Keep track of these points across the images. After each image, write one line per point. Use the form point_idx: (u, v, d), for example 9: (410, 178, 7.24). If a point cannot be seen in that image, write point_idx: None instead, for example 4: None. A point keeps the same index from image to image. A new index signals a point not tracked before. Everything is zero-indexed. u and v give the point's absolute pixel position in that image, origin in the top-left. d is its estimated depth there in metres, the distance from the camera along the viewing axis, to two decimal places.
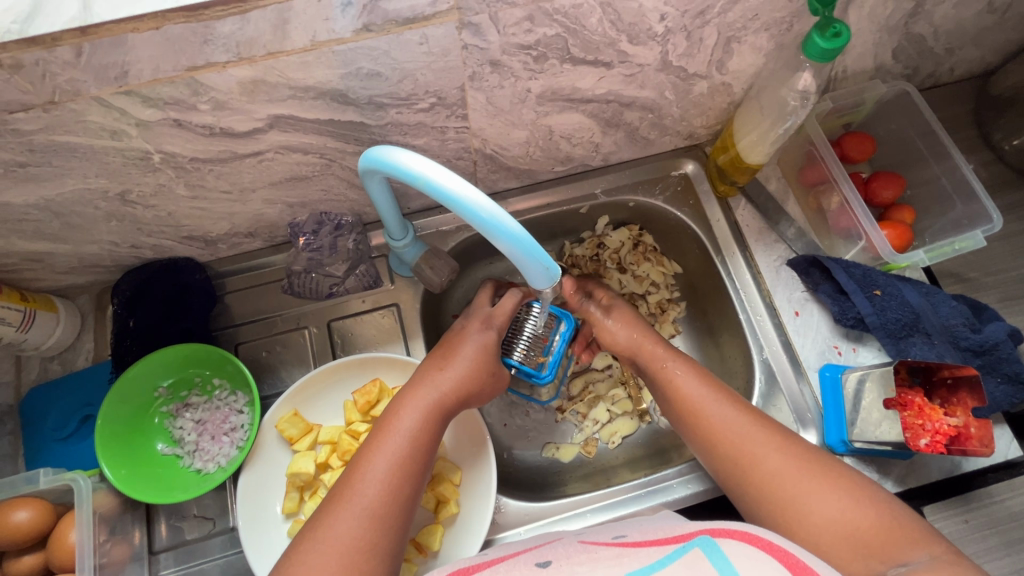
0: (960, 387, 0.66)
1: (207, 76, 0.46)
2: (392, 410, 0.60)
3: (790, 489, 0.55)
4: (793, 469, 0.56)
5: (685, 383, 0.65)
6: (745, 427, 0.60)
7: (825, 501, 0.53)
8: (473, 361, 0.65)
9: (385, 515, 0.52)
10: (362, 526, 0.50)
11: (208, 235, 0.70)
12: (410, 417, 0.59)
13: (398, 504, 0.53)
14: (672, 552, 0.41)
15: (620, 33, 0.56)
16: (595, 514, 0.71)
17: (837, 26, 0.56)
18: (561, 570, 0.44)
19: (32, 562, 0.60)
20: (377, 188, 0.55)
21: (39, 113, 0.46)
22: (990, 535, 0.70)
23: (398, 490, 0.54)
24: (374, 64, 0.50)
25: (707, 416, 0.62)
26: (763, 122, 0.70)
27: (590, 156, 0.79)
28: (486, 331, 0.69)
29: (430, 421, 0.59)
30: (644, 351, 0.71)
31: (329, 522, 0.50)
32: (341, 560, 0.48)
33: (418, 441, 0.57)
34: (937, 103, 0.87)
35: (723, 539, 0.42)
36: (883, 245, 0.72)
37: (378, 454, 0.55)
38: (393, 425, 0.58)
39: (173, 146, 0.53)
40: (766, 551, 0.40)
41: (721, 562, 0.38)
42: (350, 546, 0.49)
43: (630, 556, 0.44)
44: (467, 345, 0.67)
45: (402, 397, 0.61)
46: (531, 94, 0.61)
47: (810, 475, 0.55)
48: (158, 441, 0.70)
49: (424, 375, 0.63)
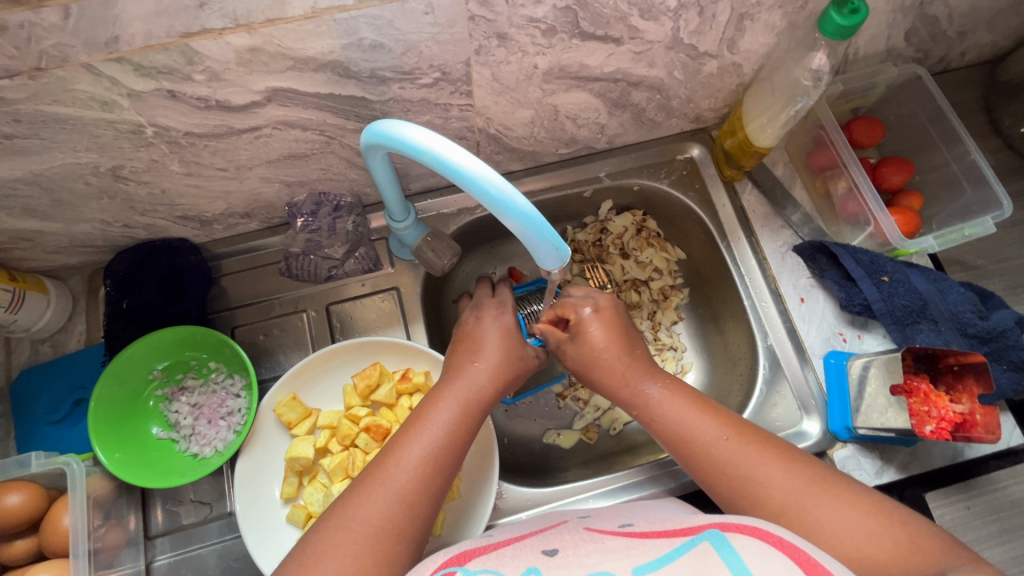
0: (966, 374, 0.66)
1: (202, 44, 0.44)
2: (430, 397, 0.58)
3: (801, 516, 0.48)
4: (802, 492, 0.49)
5: (670, 409, 0.58)
6: (745, 455, 0.52)
7: (837, 520, 0.47)
8: (503, 347, 0.64)
9: (415, 499, 0.50)
10: (394, 511, 0.49)
11: (203, 215, 0.68)
12: (447, 407, 0.56)
13: (429, 492, 0.51)
14: (681, 546, 0.41)
15: (632, 6, 0.54)
16: (597, 499, 0.71)
17: (855, 2, 0.55)
18: (568, 561, 0.43)
19: (24, 547, 0.58)
20: (378, 165, 0.53)
21: (25, 80, 0.43)
22: (992, 522, 0.70)
23: (431, 479, 0.52)
24: (377, 35, 0.48)
25: (702, 446, 0.54)
26: (773, 104, 0.69)
27: (595, 138, 0.77)
28: (502, 315, 0.68)
29: (467, 417, 0.56)
30: (609, 379, 0.62)
31: (362, 501, 0.49)
32: (366, 539, 0.47)
33: (456, 434, 0.55)
34: (947, 88, 0.86)
35: (734, 534, 0.40)
36: (892, 230, 0.71)
37: (414, 439, 0.53)
38: (428, 415, 0.55)
39: (167, 119, 0.51)
40: (778, 547, 0.39)
41: (730, 557, 0.38)
42: (381, 528, 0.48)
43: (638, 548, 0.43)
44: (488, 334, 0.65)
45: (440, 387, 0.59)
46: (537, 70, 0.59)
47: (820, 499, 0.48)
48: (154, 425, 0.68)
49: (456, 367, 0.61)
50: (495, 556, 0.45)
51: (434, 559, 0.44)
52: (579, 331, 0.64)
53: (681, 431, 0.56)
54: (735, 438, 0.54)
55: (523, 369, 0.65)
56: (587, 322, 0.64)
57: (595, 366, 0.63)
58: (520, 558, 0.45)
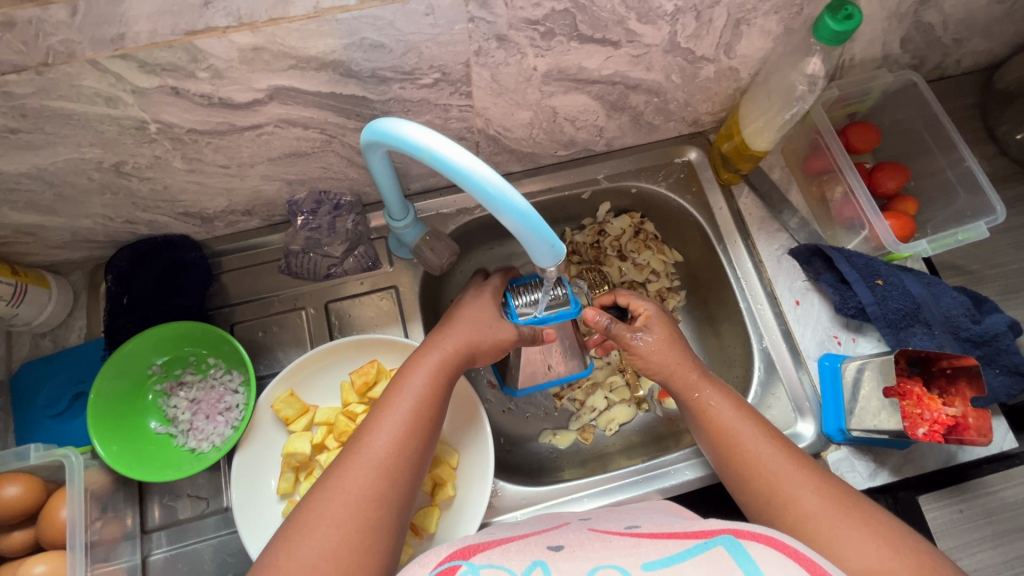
0: (959, 377, 0.66)
1: (206, 42, 0.45)
2: (403, 369, 0.59)
3: (824, 524, 0.52)
4: (831, 505, 0.53)
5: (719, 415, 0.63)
6: (783, 459, 0.58)
7: (857, 536, 0.50)
8: (475, 322, 0.64)
9: (394, 468, 0.51)
10: (373, 480, 0.50)
11: (204, 212, 0.69)
12: (419, 377, 0.58)
13: (406, 459, 0.52)
14: (692, 547, 0.41)
15: (630, 10, 0.55)
16: (592, 499, 0.71)
17: (849, 8, 0.56)
18: (574, 554, 0.44)
19: (22, 539, 0.59)
20: (378, 163, 0.54)
21: (32, 75, 0.44)
22: (985, 525, 0.71)
23: (408, 443, 0.53)
24: (378, 35, 0.49)
25: (743, 439, 0.60)
26: (770, 108, 0.69)
27: (593, 141, 0.78)
28: (478, 296, 0.68)
29: (438, 383, 0.58)
30: (677, 376, 0.67)
31: (341, 473, 0.50)
32: (347, 508, 0.48)
33: (428, 403, 0.56)
34: (942, 94, 0.87)
35: (749, 541, 0.41)
36: (886, 235, 0.72)
37: (388, 411, 0.55)
38: (401, 385, 0.57)
39: (170, 116, 0.52)
40: (794, 559, 0.40)
41: (746, 563, 0.38)
42: (362, 495, 0.49)
43: (647, 546, 0.44)
44: (465, 309, 0.66)
45: (414, 358, 0.60)
46: (536, 72, 0.60)
47: (844, 515, 0.52)
48: (152, 419, 0.69)
49: (429, 339, 0.62)
50: (500, 552, 0.45)
51: (439, 550, 0.44)
52: (650, 326, 0.70)
53: (726, 435, 0.62)
54: (777, 440, 0.60)
55: (500, 341, 0.64)
56: (656, 321, 0.71)
57: (666, 359, 0.68)
58: (525, 553, 0.45)
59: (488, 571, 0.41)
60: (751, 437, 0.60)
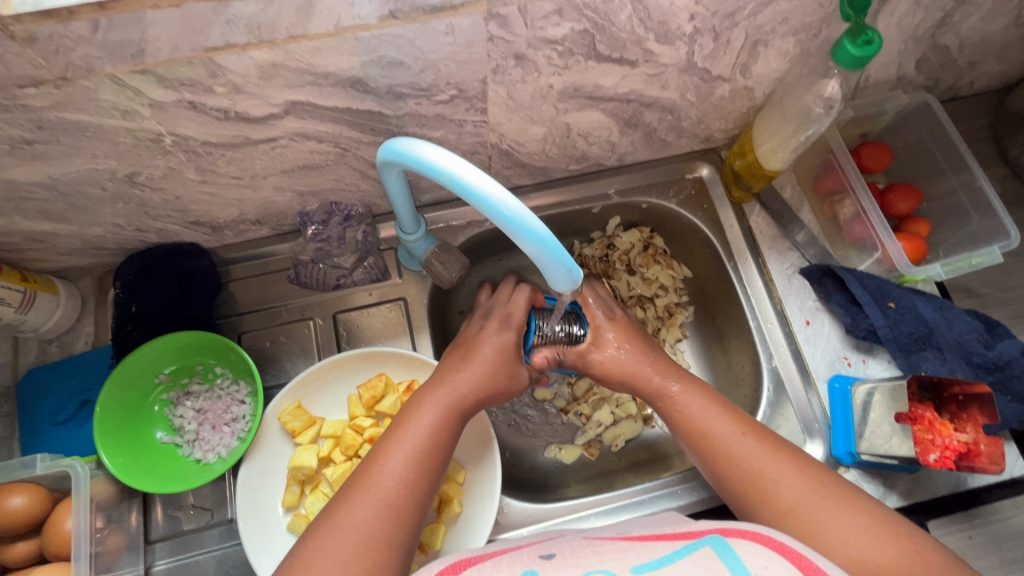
0: (971, 403, 0.66)
1: (225, 58, 0.45)
2: (410, 405, 0.59)
3: (805, 517, 0.52)
4: (813, 497, 0.53)
5: (693, 411, 0.63)
6: (761, 450, 0.58)
7: (845, 526, 0.51)
8: (491, 362, 0.63)
9: (401, 505, 0.51)
10: (381, 518, 0.50)
11: (215, 221, 0.69)
12: (428, 413, 0.57)
13: (414, 497, 0.52)
14: (681, 549, 0.41)
15: (649, 31, 0.55)
16: (598, 517, 0.70)
17: (869, 33, 0.56)
18: (566, 563, 0.44)
19: (26, 549, 0.58)
20: (393, 181, 0.54)
21: (50, 89, 0.44)
22: (995, 552, 0.70)
23: (415, 483, 0.53)
24: (397, 53, 0.49)
25: (718, 439, 0.60)
26: (784, 128, 0.69)
27: (605, 156, 0.77)
28: (504, 332, 0.66)
29: (448, 421, 0.58)
30: (637, 383, 0.68)
31: (348, 510, 0.50)
32: (355, 548, 0.47)
33: (436, 437, 0.56)
34: (956, 115, 0.86)
35: (735, 540, 0.42)
36: (899, 257, 0.71)
37: (397, 447, 0.54)
38: (409, 421, 0.57)
39: (186, 129, 0.52)
40: (779, 552, 0.40)
41: (733, 561, 0.38)
42: (368, 535, 0.48)
43: (637, 548, 0.44)
44: (485, 346, 0.64)
45: (421, 392, 0.60)
46: (552, 90, 0.60)
47: (823, 499, 0.53)
48: (158, 429, 0.68)
49: (442, 374, 0.62)
50: (492, 563, 0.45)
51: (432, 565, 0.44)
52: (599, 339, 0.70)
53: (701, 433, 0.61)
54: (752, 434, 0.59)
55: (510, 388, 0.65)
56: (606, 331, 0.71)
57: (623, 372, 0.68)
58: (518, 562, 0.45)
59: None
60: (733, 428, 0.60)
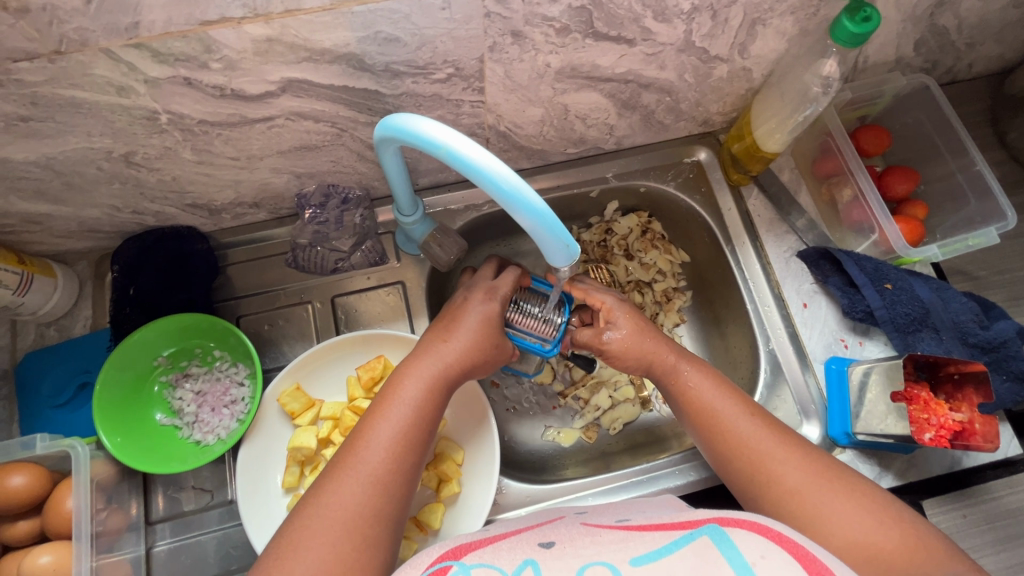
0: (967, 383, 0.66)
1: (219, 32, 0.45)
2: (393, 378, 0.58)
3: (809, 501, 0.52)
4: (810, 480, 0.54)
5: (698, 393, 0.62)
6: (763, 437, 0.57)
7: (839, 510, 0.51)
8: (475, 331, 0.63)
9: (389, 482, 0.51)
10: (368, 496, 0.50)
11: (212, 204, 0.68)
12: (412, 386, 0.57)
13: (401, 474, 0.52)
14: (679, 539, 0.41)
15: (646, 8, 0.55)
16: (595, 497, 0.71)
17: (867, 11, 0.56)
18: (565, 553, 0.44)
19: (27, 528, 0.59)
20: (390, 158, 0.54)
21: (44, 63, 0.44)
22: (988, 530, 0.71)
23: (402, 460, 0.53)
24: (393, 29, 0.49)
25: (722, 422, 0.59)
26: (781, 109, 0.69)
27: (603, 139, 0.77)
28: (490, 302, 0.65)
29: (432, 395, 0.58)
30: (655, 363, 0.66)
31: (335, 489, 0.49)
32: (343, 526, 0.48)
33: (422, 412, 0.56)
34: (954, 98, 0.86)
35: (733, 529, 0.41)
36: (896, 238, 0.71)
37: (382, 421, 0.54)
38: (394, 396, 0.56)
39: (181, 106, 0.52)
40: (777, 542, 0.40)
41: (731, 552, 0.39)
42: (355, 513, 0.48)
43: (635, 540, 0.44)
44: (470, 316, 0.64)
45: (403, 365, 0.59)
46: (550, 69, 0.60)
47: (827, 488, 0.53)
48: (157, 411, 0.69)
49: (427, 347, 0.61)
50: (491, 550, 0.45)
51: (431, 551, 0.44)
52: (614, 322, 0.69)
53: (708, 416, 0.61)
54: (760, 418, 0.59)
55: (496, 357, 0.65)
56: (619, 314, 0.69)
57: (641, 353, 0.67)
58: (518, 551, 0.45)
59: (479, 571, 0.41)
60: (737, 417, 0.59)
